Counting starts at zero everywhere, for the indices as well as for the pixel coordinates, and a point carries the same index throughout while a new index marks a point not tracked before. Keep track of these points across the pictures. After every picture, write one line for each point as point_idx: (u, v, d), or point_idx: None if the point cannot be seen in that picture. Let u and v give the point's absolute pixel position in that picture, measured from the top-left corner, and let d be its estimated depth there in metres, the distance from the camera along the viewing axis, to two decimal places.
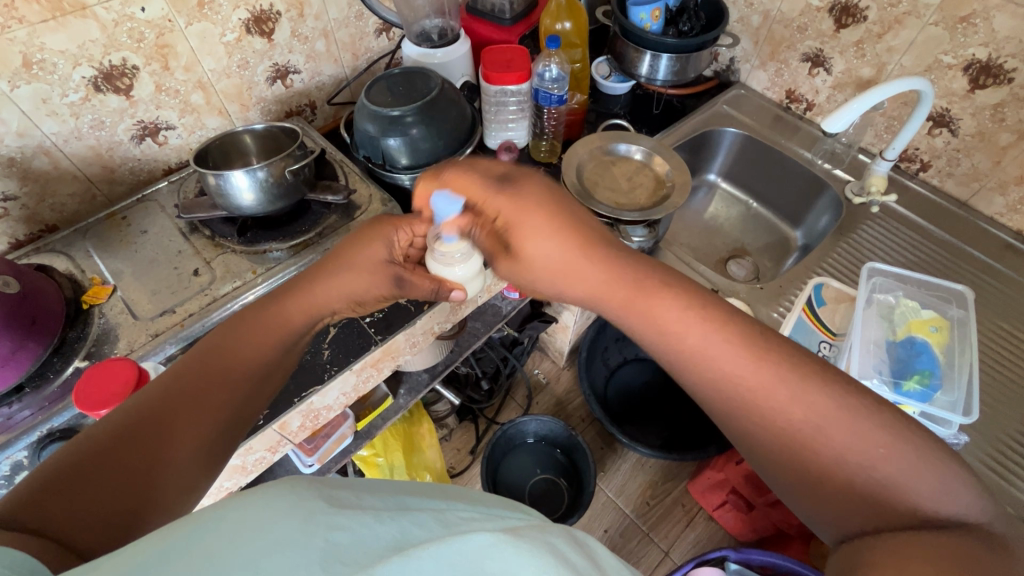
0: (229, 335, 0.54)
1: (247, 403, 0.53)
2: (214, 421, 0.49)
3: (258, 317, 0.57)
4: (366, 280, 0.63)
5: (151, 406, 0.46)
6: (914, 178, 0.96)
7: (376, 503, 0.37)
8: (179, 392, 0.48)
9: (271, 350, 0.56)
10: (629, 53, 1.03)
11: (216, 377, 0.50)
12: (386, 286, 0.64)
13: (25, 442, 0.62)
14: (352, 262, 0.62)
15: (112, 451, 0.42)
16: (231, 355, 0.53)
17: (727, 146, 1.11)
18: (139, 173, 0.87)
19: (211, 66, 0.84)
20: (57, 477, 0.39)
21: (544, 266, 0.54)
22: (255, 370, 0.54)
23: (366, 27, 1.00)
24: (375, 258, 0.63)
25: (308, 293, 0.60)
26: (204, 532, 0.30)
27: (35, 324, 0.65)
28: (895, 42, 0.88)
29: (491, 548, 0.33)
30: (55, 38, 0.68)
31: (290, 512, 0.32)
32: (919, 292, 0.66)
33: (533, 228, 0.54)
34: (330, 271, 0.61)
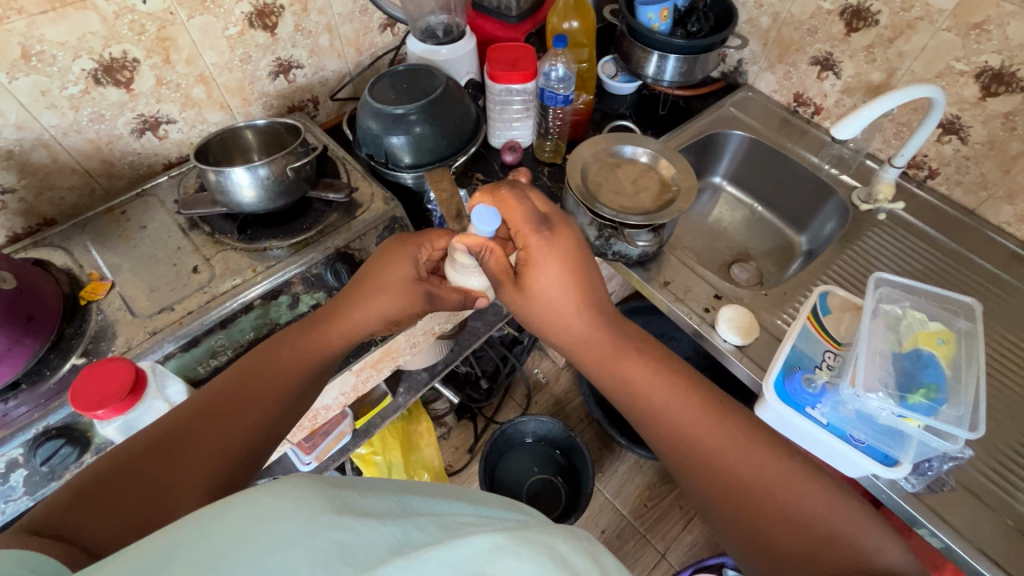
0: (267, 356, 0.57)
1: (278, 425, 0.54)
2: (246, 441, 0.50)
3: (292, 341, 0.58)
4: (397, 300, 0.63)
5: (188, 423, 0.49)
6: (922, 185, 0.96)
7: (378, 503, 0.35)
8: (217, 412, 0.50)
9: (304, 373, 0.57)
10: (636, 53, 1.02)
11: (252, 399, 0.53)
12: (417, 306, 0.64)
13: (21, 438, 0.61)
14: (383, 284, 0.62)
15: (149, 464, 0.45)
16: (267, 376, 0.55)
17: (733, 149, 1.10)
18: (139, 167, 0.86)
19: (213, 60, 0.83)
20: (97, 485, 0.42)
21: (540, 304, 0.60)
22: (289, 392, 0.56)
23: (370, 22, 0.98)
24: (404, 276, 0.63)
25: (339, 316, 0.61)
26: (205, 532, 0.29)
27: (32, 320, 0.64)
28: (907, 47, 0.87)
29: (495, 553, 0.33)
30: (54, 30, 0.67)
31: (293, 508, 0.31)
32: (926, 304, 0.65)
33: (548, 268, 0.59)
34: (360, 293, 0.62)
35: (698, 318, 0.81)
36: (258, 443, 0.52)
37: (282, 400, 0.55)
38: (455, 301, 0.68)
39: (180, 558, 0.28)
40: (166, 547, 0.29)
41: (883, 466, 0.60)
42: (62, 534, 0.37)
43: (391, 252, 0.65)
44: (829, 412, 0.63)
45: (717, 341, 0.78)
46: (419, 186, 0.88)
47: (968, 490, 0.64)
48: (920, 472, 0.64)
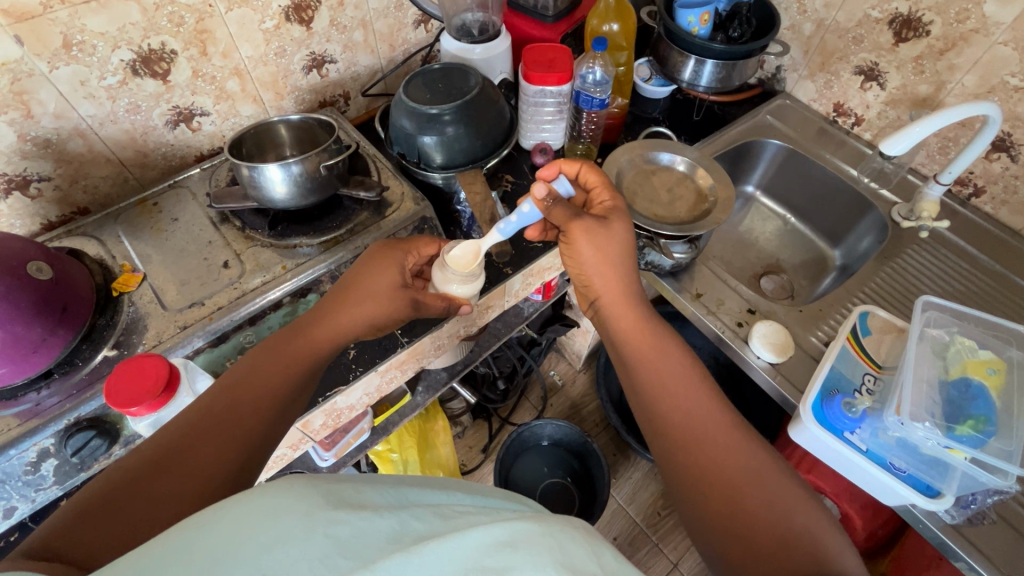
0: (256, 362, 0.56)
1: (270, 431, 0.53)
2: (241, 450, 0.50)
3: (279, 343, 0.58)
4: (384, 306, 0.63)
5: (178, 436, 0.47)
6: (965, 204, 0.93)
7: (370, 496, 0.34)
8: (208, 423, 0.50)
9: (293, 378, 0.57)
10: (673, 57, 1.00)
11: (240, 405, 0.52)
12: (402, 313, 0.64)
13: (53, 429, 0.62)
14: (369, 289, 0.63)
15: (142, 480, 0.43)
16: (257, 382, 0.54)
17: (769, 158, 1.08)
18: (172, 159, 0.86)
19: (248, 53, 0.83)
20: (90, 506, 0.40)
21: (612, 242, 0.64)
22: (280, 395, 0.55)
23: (404, 18, 0.97)
24: (389, 282, 0.64)
25: (324, 322, 0.61)
26: (205, 531, 0.29)
27: (66, 311, 0.64)
28: (958, 60, 0.84)
29: (495, 549, 0.31)
30: (96, 20, 0.67)
31: (289, 505, 0.30)
32: (975, 330, 0.63)
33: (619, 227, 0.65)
34: (345, 298, 0.62)
35: (731, 332, 0.79)
36: (253, 452, 0.51)
37: (271, 407, 0.54)
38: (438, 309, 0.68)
39: (179, 557, 0.28)
40: (166, 548, 0.28)
41: (922, 496, 0.58)
42: (56, 555, 0.36)
43: (376, 258, 0.65)
44: (869, 438, 0.62)
45: (750, 356, 0.76)
46: (449, 186, 0.87)
47: (1013, 524, 0.62)
48: (963, 506, 0.62)
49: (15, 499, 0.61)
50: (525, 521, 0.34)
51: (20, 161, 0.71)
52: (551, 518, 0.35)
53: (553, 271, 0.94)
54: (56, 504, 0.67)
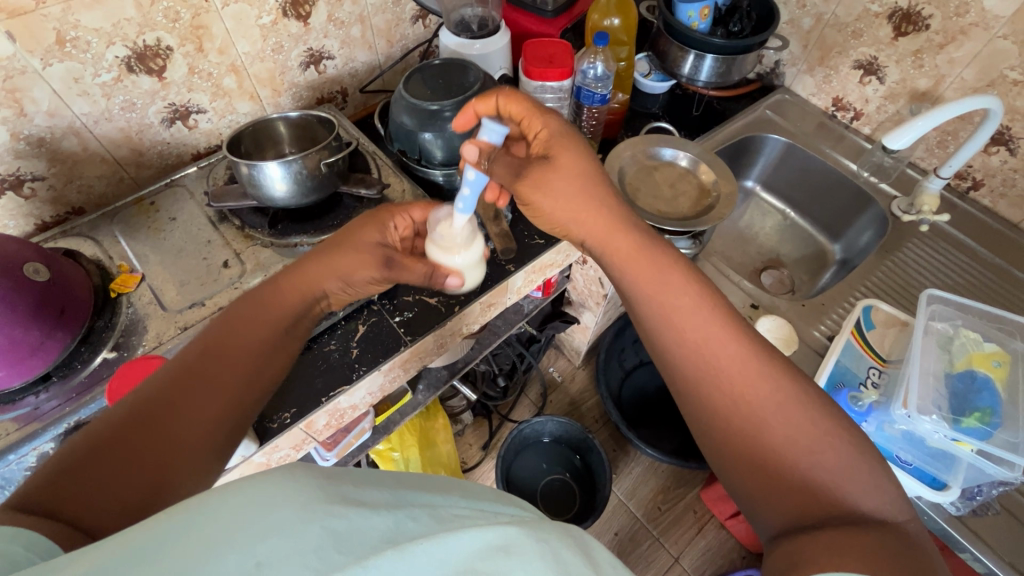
0: (229, 313, 0.53)
1: (262, 373, 0.52)
2: (226, 403, 0.48)
3: (262, 294, 0.56)
4: (354, 258, 0.59)
5: (155, 392, 0.45)
6: (964, 197, 0.93)
7: (367, 491, 0.33)
8: (198, 366, 0.48)
9: (278, 329, 0.54)
10: (673, 51, 1.00)
11: (228, 353, 0.50)
12: (374, 268, 0.60)
13: (53, 433, 0.61)
14: (337, 247, 0.59)
15: (125, 438, 0.42)
16: (237, 334, 0.52)
17: (769, 154, 1.08)
18: (168, 157, 0.84)
19: (245, 49, 0.81)
20: (81, 456, 0.40)
21: (569, 182, 0.54)
22: (267, 346, 0.53)
23: (402, 13, 0.96)
24: (368, 239, 0.61)
25: (303, 274, 0.57)
26: (202, 519, 0.28)
27: (64, 314, 0.62)
28: (957, 53, 0.84)
29: (488, 553, 0.31)
30: (89, 15, 0.66)
31: (287, 496, 0.29)
32: (979, 323, 0.64)
33: (564, 167, 0.54)
34: (319, 255, 0.59)
35: None
36: (238, 406, 0.49)
37: (254, 361, 0.51)
38: (421, 274, 0.64)
39: (179, 542, 0.27)
40: (158, 532, 0.28)
41: (930, 490, 0.59)
42: (56, 514, 0.37)
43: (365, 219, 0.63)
44: (874, 431, 0.62)
45: None
46: (450, 184, 0.86)
47: (1016, 515, 0.62)
48: (970, 498, 0.62)
49: None
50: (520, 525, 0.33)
51: (13, 160, 0.70)
52: (544, 526, 0.35)
53: (554, 268, 0.94)
54: None
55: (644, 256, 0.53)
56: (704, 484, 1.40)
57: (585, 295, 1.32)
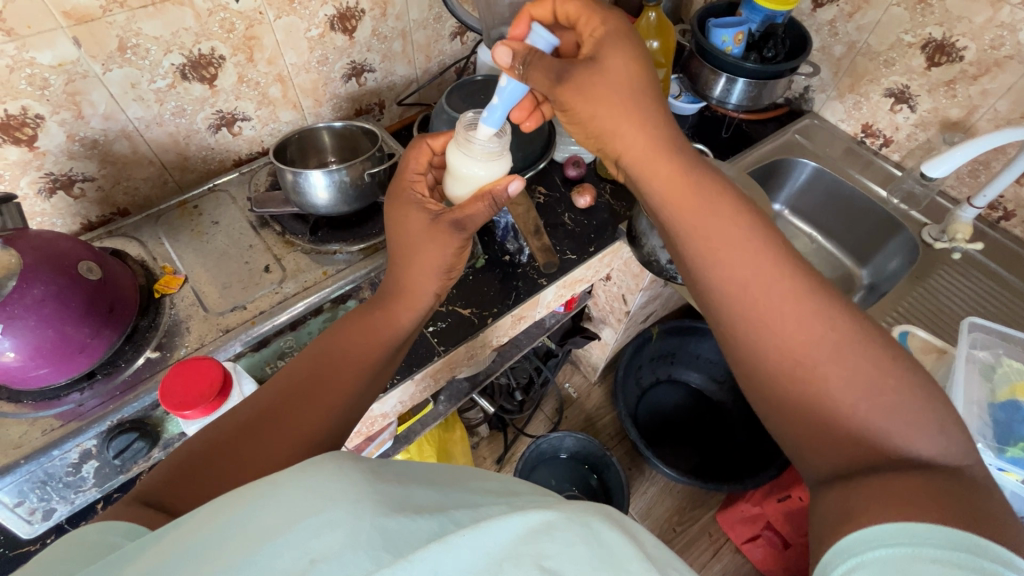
0: (336, 340, 0.57)
1: (359, 399, 0.55)
2: (324, 423, 0.51)
3: (366, 317, 0.59)
4: (433, 250, 0.58)
5: (269, 407, 0.50)
6: (994, 227, 0.94)
7: (414, 495, 0.33)
8: (305, 387, 0.53)
9: (378, 354, 0.58)
10: (705, 74, 1.01)
11: (331, 375, 0.54)
12: (450, 241, 0.57)
13: (95, 430, 0.61)
14: (415, 244, 0.59)
15: (233, 446, 0.46)
16: (339, 360, 0.56)
17: (798, 178, 1.08)
18: (211, 162, 0.86)
19: (292, 60, 0.83)
20: (200, 456, 0.45)
21: (616, 88, 0.49)
22: (362, 373, 0.56)
23: (442, 30, 0.98)
24: (419, 226, 0.59)
25: (399, 296, 0.60)
26: (266, 513, 0.29)
27: (113, 311, 0.64)
28: (991, 85, 0.85)
29: (530, 539, 0.30)
30: (151, 24, 0.68)
31: (338, 493, 0.30)
32: (1020, 352, 0.64)
33: (617, 68, 0.49)
34: (405, 260, 0.60)
35: None
36: (334, 429, 0.52)
37: (353, 382, 0.55)
38: (486, 213, 0.56)
39: (248, 528, 0.29)
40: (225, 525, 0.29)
41: None
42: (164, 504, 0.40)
43: (398, 207, 0.61)
44: None
45: None
46: None
47: None
48: None
49: (55, 501, 0.61)
50: (563, 513, 0.32)
51: (66, 160, 0.72)
52: (584, 507, 0.34)
53: (584, 283, 0.95)
54: (91, 508, 0.68)
55: (695, 188, 0.49)
56: (720, 507, 1.38)
57: (606, 311, 1.32)
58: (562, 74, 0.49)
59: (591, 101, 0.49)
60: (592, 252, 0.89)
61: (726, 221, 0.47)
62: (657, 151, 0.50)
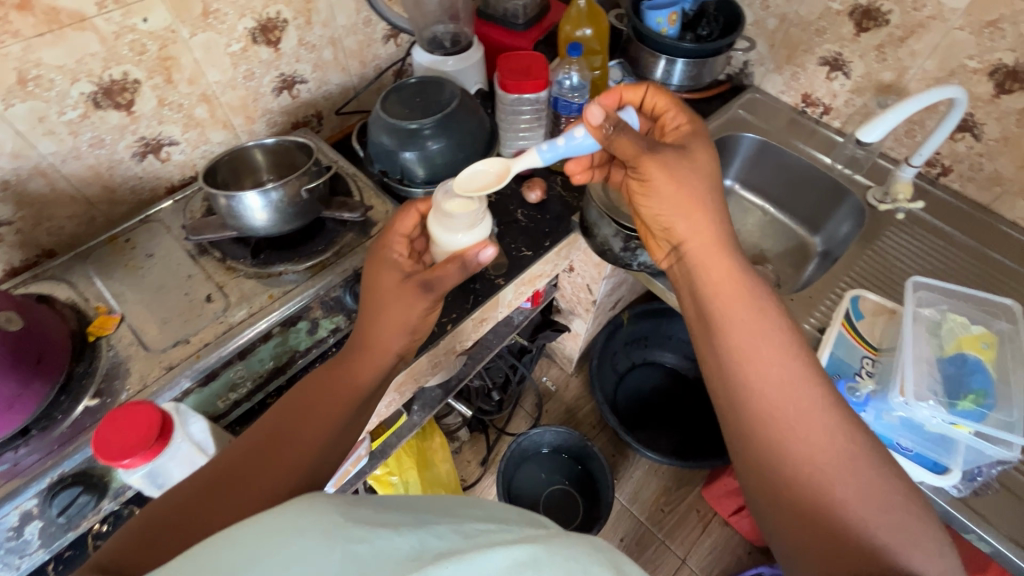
0: (306, 392, 0.56)
1: (325, 458, 0.51)
2: (300, 471, 0.49)
3: (334, 369, 0.57)
4: (398, 308, 0.58)
5: (238, 461, 0.48)
6: (935, 183, 0.96)
7: (393, 527, 0.32)
8: (268, 446, 0.49)
9: (346, 411, 0.55)
10: (644, 57, 1.01)
11: (297, 432, 0.51)
12: (419, 299, 0.59)
13: (35, 489, 0.58)
14: (380, 303, 0.59)
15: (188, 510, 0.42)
16: (306, 414, 0.53)
17: (745, 153, 1.10)
18: (141, 192, 0.82)
19: (215, 78, 0.80)
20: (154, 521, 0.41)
21: (699, 176, 0.57)
22: (329, 431, 0.53)
23: (374, 34, 0.95)
24: (391, 282, 0.59)
25: (368, 348, 0.58)
26: (226, 553, 0.28)
27: (42, 361, 0.60)
28: (918, 46, 0.87)
29: (516, 571, 0.28)
30: (52, 52, 0.64)
31: (308, 522, 0.30)
32: (965, 306, 0.66)
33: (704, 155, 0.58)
34: (371, 315, 0.59)
35: None
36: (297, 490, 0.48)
37: (320, 443, 0.51)
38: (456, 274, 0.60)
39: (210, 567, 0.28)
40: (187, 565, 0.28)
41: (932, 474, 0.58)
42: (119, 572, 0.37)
43: (375, 262, 0.61)
44: (874, 420, 0.62)
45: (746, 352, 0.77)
46: None
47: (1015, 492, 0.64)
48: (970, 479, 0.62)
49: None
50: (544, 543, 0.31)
51: None
52: (569, 540, 0.32)
53: (544, 278, 0.94)
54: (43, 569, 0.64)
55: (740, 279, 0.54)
56: (705, 483, 1.39)
57: (573, 302, 1.32)
58: (652, 146, 0.57)
59: (668, 173, 0.56)
60: (548, 246, 0.88)
61: (758, 318, 0.52)
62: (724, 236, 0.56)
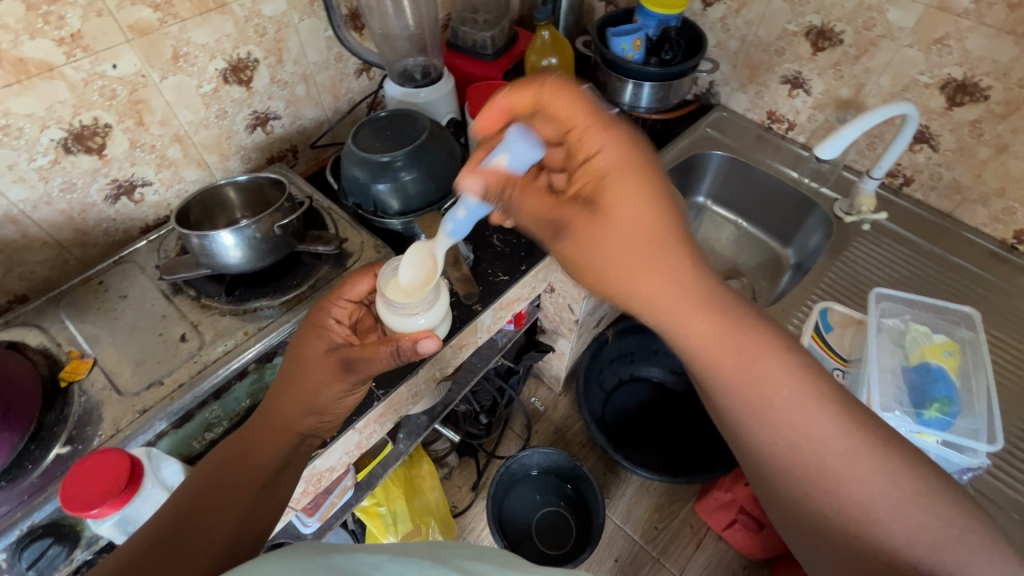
0: (231, 450, 0.58)
1: (259, 504, 0.55)
2: (220, 536, 0.50)
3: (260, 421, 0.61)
4: (315, 380, 0.62)
5: (171, 522, 0.49)
6: (898, 193, 0.99)
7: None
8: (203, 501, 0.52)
9: (280, 449, 0.60)
10: (612, 82, 1.03)
11: (227, 485, 0.54)
12: (339, 377, 0.63)
13: (3, 542, 0.57)
14: (299, 370, 0.63)
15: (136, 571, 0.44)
16: (239, 467, 0.56)
17: (715, 170, 1.12)
18: (115, 233, 0.82)
19: (188, 119, 0.81)
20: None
21: (627, 231, 0.48)
22: (258, 476, 0.57)
23: (346, 68, 0.97)
24: (315, 351, 0.63)
25: (290, 399, 0.61)
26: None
27: (9, 410, 0.59)
28: (872, 63, 0.90)
29: None
30: (19, 101, 0.64)
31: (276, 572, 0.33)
32: (927, 316, 0.70)
33: (631, 183, 0.49)
34: (287, 380, 0.63)
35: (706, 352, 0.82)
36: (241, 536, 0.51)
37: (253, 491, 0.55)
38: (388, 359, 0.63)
39: None
40: None
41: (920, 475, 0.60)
42: None
43: (309, 329, 0.66)
44: None
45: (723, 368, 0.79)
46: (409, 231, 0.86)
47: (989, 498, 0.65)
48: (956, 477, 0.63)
49: None
50: None
51: None
52: None
53: (522, 301, 0.95)
54: None
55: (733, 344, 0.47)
56: (696, 498, 1.39)
57: (557, 322, 1.32)
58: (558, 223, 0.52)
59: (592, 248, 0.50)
60: (524, 271, 0.89)
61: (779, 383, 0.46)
62: (684, 252, 0.48)
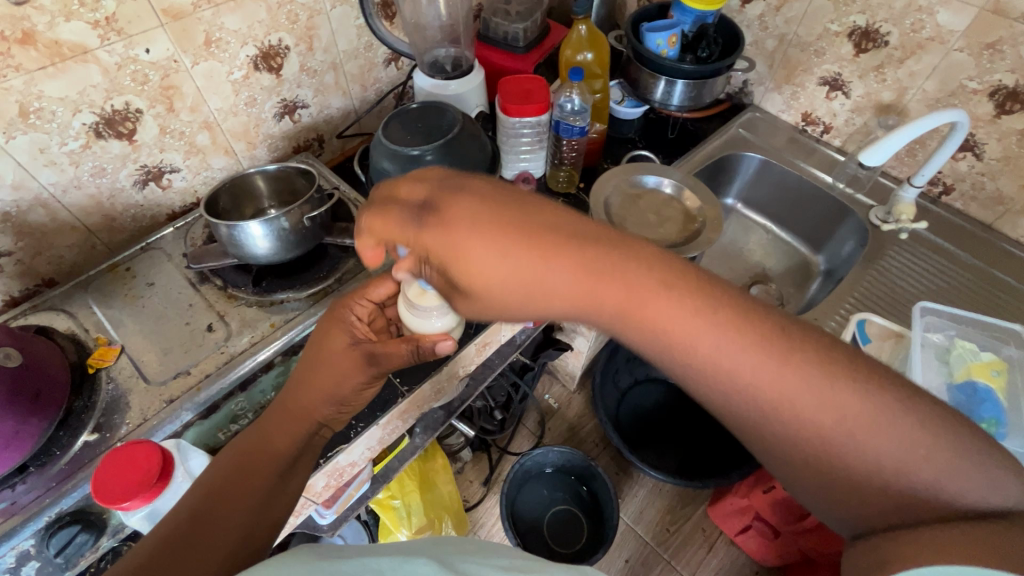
0: (248, 437, 0.57)
1: (277, 490, 0.55)
2: (238, 531, 0.49)
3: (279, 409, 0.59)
4: (337, 373, 0.60)
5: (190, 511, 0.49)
6: (937, 202, 0.96)
7: None
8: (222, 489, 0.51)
9: (298, 436, 0.58)
10: (644, 78, 1.00)
11: (245, 472, 0.53)
12: (360, 370, 0.61)
13: (32, 528, 0.57)
14: (319, 361, 0.61)
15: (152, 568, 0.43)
16: (258, 454, 0.55)
17: (746, 172, 1.10)
18: (142, 219, 0.82)
19: (217, 105, 0.80)
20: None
21: (495, 271, 0.46)
22: (277, 463, 0.56)
23: (375, 58, 0.96)
24: (339, 345, 0.61)
25: (309, 387, 0.60)
26: None
27: (39, 397, 0.59)
28: (917, 67, 0.87)
29: None
30: (53, 84, 0.64)
31: None
32: (974, 333, 0.68)
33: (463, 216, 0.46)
34: (307, 376, 0.60)
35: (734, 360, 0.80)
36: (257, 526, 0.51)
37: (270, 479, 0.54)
38: (409, 352, 0.63)
39: None
40: None
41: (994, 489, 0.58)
42: None
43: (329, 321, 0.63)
44: None
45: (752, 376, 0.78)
46: None
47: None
48: None
49: None
50: None
51: None
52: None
53: None
54: None
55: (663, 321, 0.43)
56: (710, 502, 1.38)
57: None
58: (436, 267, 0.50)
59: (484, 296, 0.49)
60: None
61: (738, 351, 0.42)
62: (543, 274, 0.45)
